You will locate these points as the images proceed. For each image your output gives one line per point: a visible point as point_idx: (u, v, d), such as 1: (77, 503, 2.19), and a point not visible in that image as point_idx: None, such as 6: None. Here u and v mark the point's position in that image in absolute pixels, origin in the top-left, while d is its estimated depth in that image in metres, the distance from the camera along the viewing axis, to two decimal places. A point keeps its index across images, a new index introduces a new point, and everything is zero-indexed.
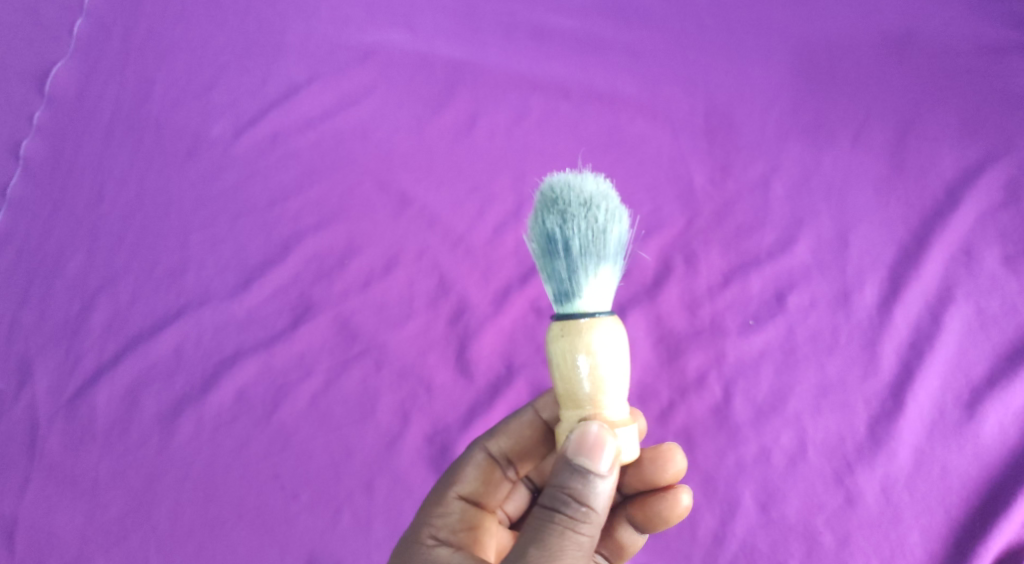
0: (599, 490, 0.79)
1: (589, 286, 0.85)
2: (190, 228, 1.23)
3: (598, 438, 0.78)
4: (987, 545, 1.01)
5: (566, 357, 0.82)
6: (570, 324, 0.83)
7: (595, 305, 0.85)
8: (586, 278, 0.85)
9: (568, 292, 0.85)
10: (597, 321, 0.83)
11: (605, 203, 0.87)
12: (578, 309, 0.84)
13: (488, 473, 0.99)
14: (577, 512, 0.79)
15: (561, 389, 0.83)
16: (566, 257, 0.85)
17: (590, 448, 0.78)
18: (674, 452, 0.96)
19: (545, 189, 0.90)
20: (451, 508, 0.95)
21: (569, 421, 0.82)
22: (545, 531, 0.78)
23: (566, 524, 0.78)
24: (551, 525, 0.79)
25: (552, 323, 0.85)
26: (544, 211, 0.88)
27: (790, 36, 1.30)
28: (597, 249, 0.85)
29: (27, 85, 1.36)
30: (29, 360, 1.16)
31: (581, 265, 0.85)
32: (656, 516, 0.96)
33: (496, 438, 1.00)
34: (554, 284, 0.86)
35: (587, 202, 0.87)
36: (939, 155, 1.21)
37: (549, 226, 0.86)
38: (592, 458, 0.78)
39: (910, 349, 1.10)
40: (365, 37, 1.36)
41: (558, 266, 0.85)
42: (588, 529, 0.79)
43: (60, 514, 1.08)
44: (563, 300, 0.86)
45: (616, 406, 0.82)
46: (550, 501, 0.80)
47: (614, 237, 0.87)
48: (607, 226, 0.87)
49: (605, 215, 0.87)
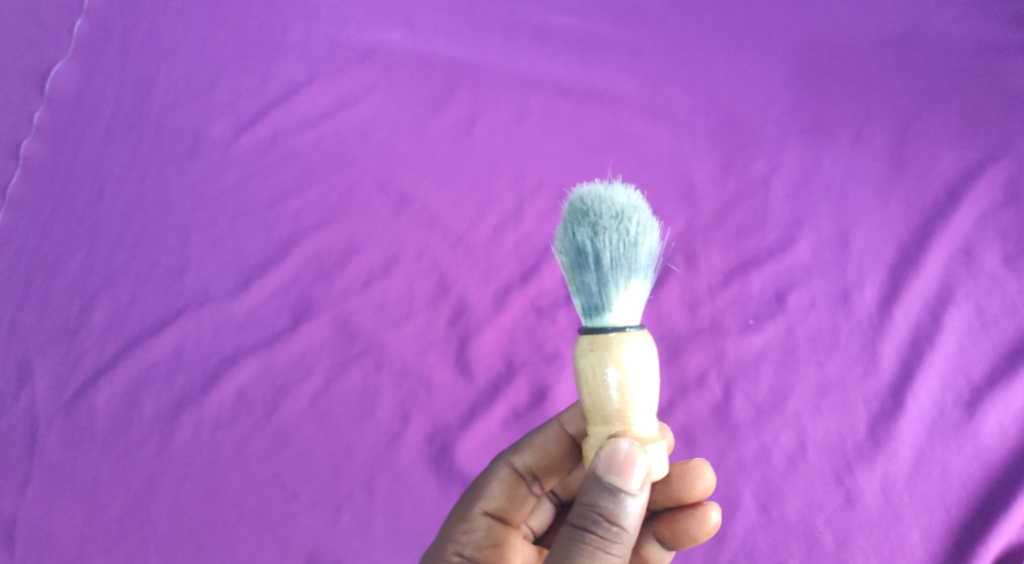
0: (630, 508, 0.80)
1: (619, 300, 0.84)
2: (190, 227, 1.23)
3: (629, 456, 0.78)
4: (987, 545, 1.01)
5: (595, 372, 0.81)
6: (600, 338, 0.82)
7: (626, 319, 0.84)
8: (617, 291, 0.84)
9: (598, 306, 0.85)
10: (627, 336, 0.83)
11: (636, 215, 0.87)
12: (608, 322, 0.84)
13: (514, 488, 0.99)
14: (609, 532, 0.79)
15: (589, 403, 0.83)
16: (596, 270, 0.84)
17: (620, 466, 0.78)
18: (703, 468, 0.95)
19: (574, 200, 0.89)
20: (476, 524, 0.96)
21: (597, 437, 0.82)
22: (575, 552, 0.79)
23: (597, 545, 0.79)
24: (581, 546, 0.79)
25: (581, 337, 0.84)
26: (574, 223, 0.87)
27: (791, 36, 1.30)
28: (627, 263, 0.85)
29: (27, 84, 1.36)
30: (29, 360, 1.16)
31: (612, 278, 0.84)
32: (684, 533, 0.95)
33: (521, 453, 1.00)
34: (583, 298, 0.86)
35: (619, 214, 0.86)
36: (939, 155, 1.21)
37: (580, 238, 0.85)
38: (622, 477, 0.78)
39: (910, 349, 1.10)
40: (364, 36, 1.36)
41: (588, 280, 0.85)
42: (618, 549, 0.80)
43: (60, 513, 1.08)
44: (593, 314, 0.85)
45: (645, 422, 0.81)
46: (581, 520, 0.80)
47: (645, 250, 0.87)
48: (638, 239, 0.86)
49: (636, 227, 0.86)
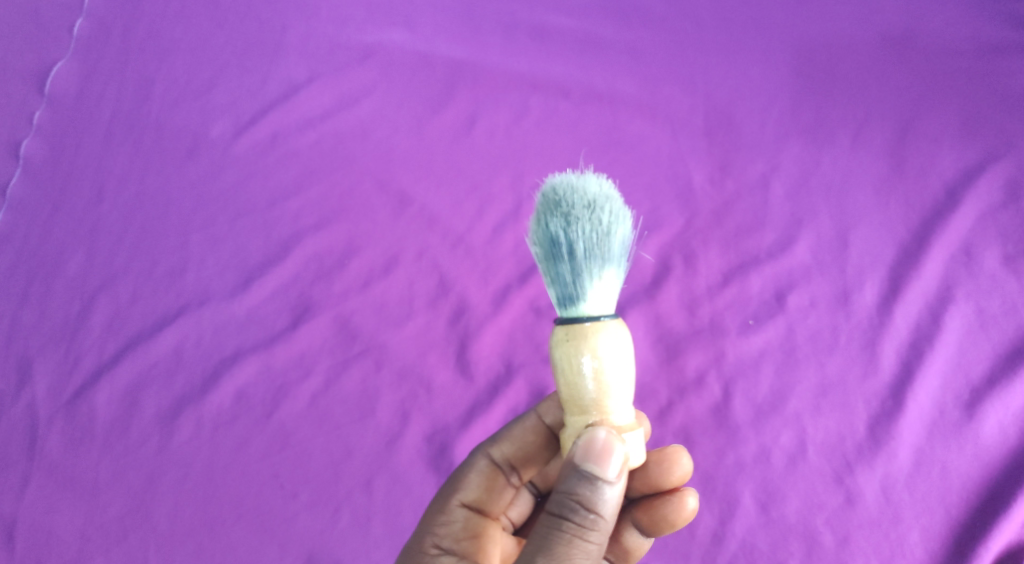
0: (607, 496, 0.80)
1: (594, 289, 0.84)
2: (191, 227, 1.23)
3: (605, 445, 0.78)
4: (987, 545, 1.01)
5: (571, 362, 0.81)
6: (575, 328, 0.82)
7: (601, 308, 0.84)
8: (591, 281, 0.84)
9: (572, 296, 0.84)
10: (601, 325, 0.82)
11: (608, 205, 0.87)
12: (582, 312, 0.84)
13: (491, 480, 0.99)
14: (586, 520, 0.79)
15: (565, 393, 0.83)
16: (570, 260, 0.84)
17: (597, 455, 0.78)
18: (679, 454, 0.95)
19: (546, 191, 0.89)
20: (454, 516, 0.96)
21: (574, 427, 0.82)
22: (553, 539, 0.79)
23: (574, 532, 0.79)
24: (558, 533, 0.79)
25: (556, 328, 0.84)
26: (547, 213, 0.87)
27: (789, 36, 1.30)
28: (601, 252, 0.85)
29: (28, 85, 1.36)
30: (29, 360, 1.16)
31: (586, 268, 0.84)
32: (662, 520, 0.95)
33: (498, 444, 1.00)
34: (558, 289, 0.85)
35: (591, 204, 0.86)
36: (939, 155, 1.21)
37: (553, 229, 0.85)
38: (599, 465, 0.78)
39: (910, 349, 1.10)
40: (364, 36, 1.36)
41: (562, 270, 0.84)
42: (596, 537, 0.80)
43: (61, 513, 1.08)
44: (567, 305, 0.85)
45: (622, 411, 0.81)
46: (559, 508, 0.80)
47: (618, 239, 0.87)
48: (611, 228, 0.86)
49: (609, 216, 0.86)
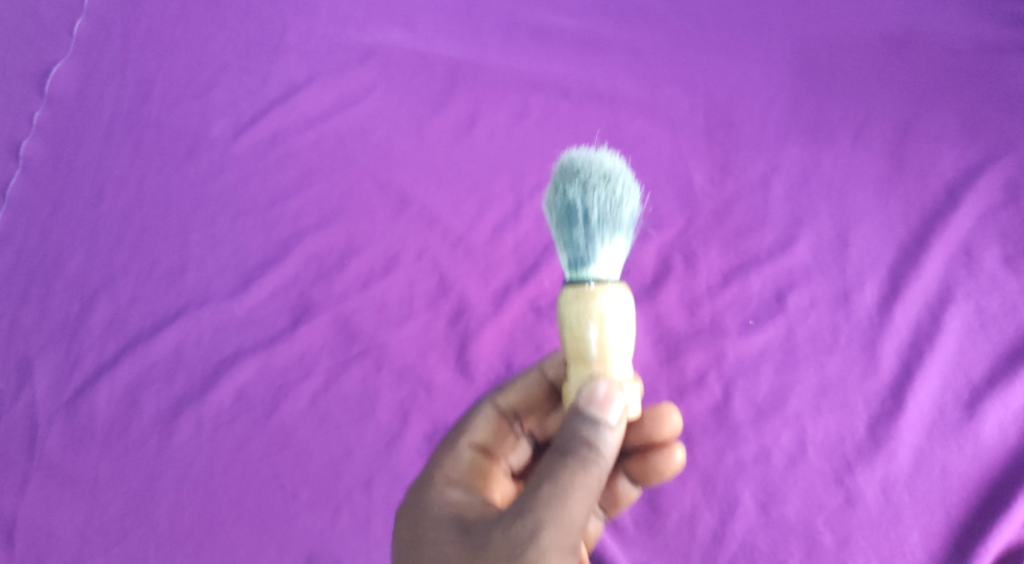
0: (607, 440, 0.79)
1: (603, 254, 0.84)
2: (190, 227, 1.23)
3: (607, 395, 0.78)
4: (987, 545, 1.00)
5: (578, 314, 0.81)
6: (583, 289, 0.82)
7: (608, 273, 0.84)
8: (601, 246, 0.84)
9: (583, 260, 0.84)
10: (609, 288, 0.82)
11: (622, 178, 0.87)
12: (591, 275, 0.83)
13: (495, 428, 0.98)
14: (588, 457, 0.78)
15: (568, 346, 0.82)
16: (584, 225, 0.84)
17: (599, 404, 0.78)
18: (671, 410, 0.92)
19: (564, 162, 0.89)
20: (460, 457, 0.93)
21: (576, 379, 0.82)
22: (556, 473, 0.77)
23: (577, 467, 0.77)
24: (561, 467, 0.77)
25: (564, 289, 0.83)
26: (564, 181, 0.87)
27: (791, 37, 1.31)
28: (613, 221, 0.85)
29: (28, 85, 1.36)
30: (29, 360, 1.16)
31: (598, 233, 0.84)
32: (652, 470, 0.95)
33: (504, 394, 1.01)
34: (569, 253, 0.85)
35: (606, 174, 0.87)
36: (939, 155, 1.21)
37: (569, 195, 0.85)
38: (601, 412, 0.78)
39: (910, 349, 1.10)
40: (365, 37, 1.36)
41: (575, 234, 0.84)
42: (597, 475, 0.78)
43: (61, 513, 1.08)
44: (576, 268, 0.84)
45: (622, 365, 0.82)
46: (560, 446, 0.78)
47: (629, 211, 0.87)
48: (623, 199, 0.86)
49: (622, 188, 0.87)
